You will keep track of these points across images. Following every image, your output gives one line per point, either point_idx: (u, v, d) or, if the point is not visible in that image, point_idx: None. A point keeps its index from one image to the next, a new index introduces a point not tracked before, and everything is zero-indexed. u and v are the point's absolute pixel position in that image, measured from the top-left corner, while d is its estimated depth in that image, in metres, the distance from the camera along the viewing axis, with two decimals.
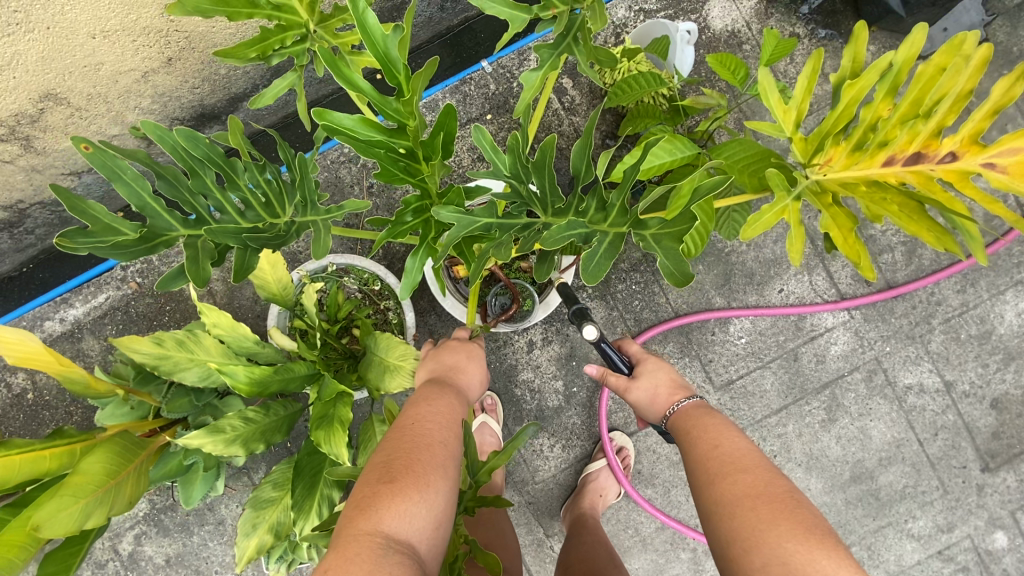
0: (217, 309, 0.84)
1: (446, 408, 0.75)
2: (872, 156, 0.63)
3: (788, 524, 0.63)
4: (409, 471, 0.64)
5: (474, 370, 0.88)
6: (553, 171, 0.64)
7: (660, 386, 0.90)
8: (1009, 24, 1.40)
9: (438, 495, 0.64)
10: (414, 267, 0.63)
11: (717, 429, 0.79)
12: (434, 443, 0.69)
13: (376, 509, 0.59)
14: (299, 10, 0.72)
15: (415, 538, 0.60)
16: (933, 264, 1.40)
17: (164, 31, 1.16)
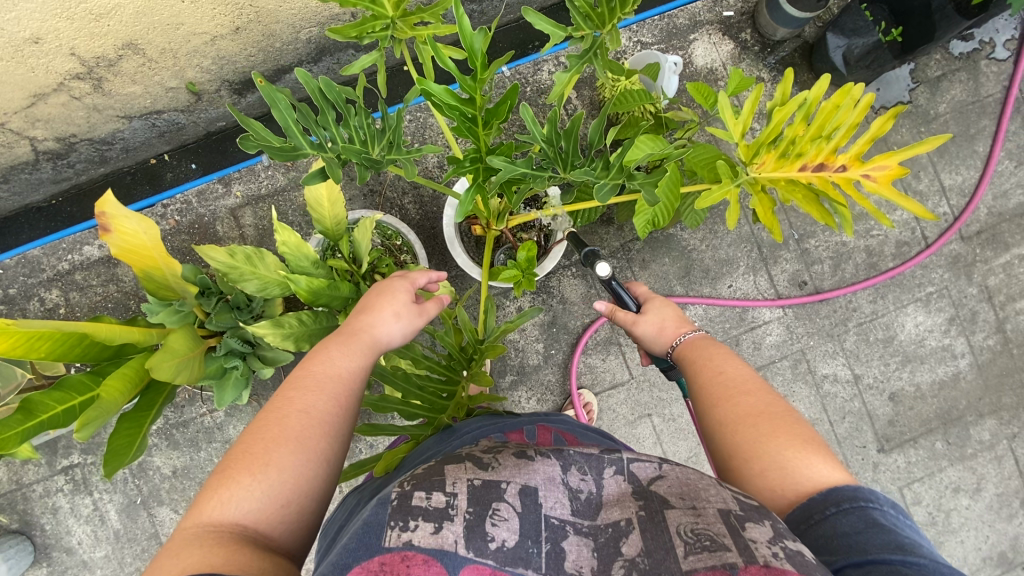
0: (290, 228, 1.03)
1: (315, 378, 0.78)
2: (791, 163, 0.89)
3: (787, 436, 0.76)
4: (246, 456, 0.69)
5: (381, 321, 0.90)
6: (577, 137, 0.88)
7: (667, 320, 1.02)
8: (929, 91, 1.74)
9: (279, 473, 0.68)
10: (467, 198, 0.85)
11: (720, 358, 0.89)
12: (288, 420, 0.72)
13: (205, 498, 0.65)
14: (387, 6, 0.94)
15: (245, 519, 0.64)
16: (853, 276, 1.71)
17: (240, 4, 1.35)
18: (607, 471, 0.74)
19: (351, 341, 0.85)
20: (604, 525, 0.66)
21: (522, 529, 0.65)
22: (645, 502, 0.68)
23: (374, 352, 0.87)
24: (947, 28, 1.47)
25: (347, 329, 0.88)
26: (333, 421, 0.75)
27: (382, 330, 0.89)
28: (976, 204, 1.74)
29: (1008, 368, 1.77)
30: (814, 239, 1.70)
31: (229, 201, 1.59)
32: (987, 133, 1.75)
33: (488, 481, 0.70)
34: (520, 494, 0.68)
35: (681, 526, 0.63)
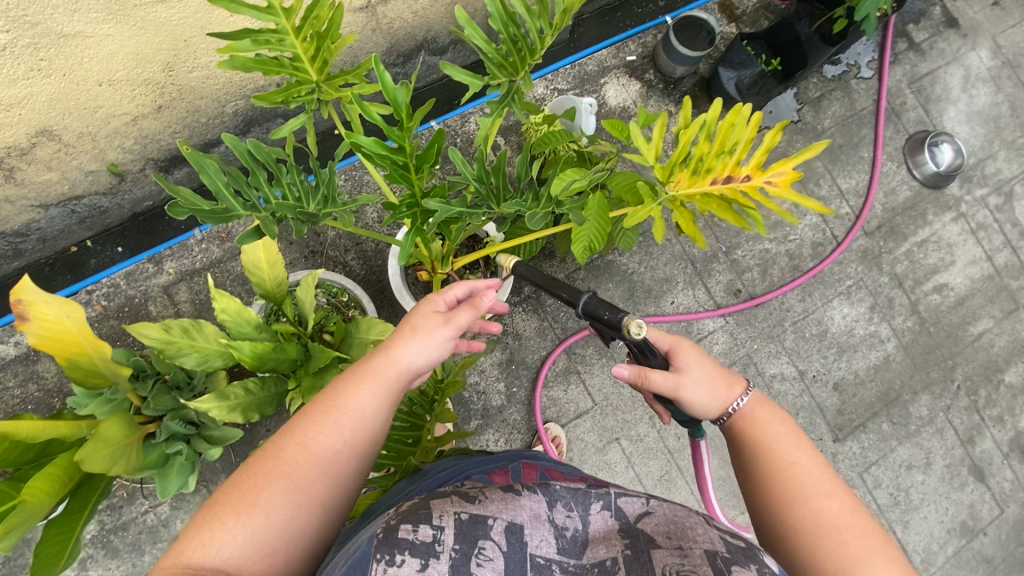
0: (229, 294, 1.00)
1: (322, 413, 0.73)
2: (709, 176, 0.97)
3: (875, 557, 0.69)
4: (237, 493, 0.65)
5: (409, 346, 0.80)
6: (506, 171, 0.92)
7: (715, 382, 0.86)
8: (814, 109, 1.96)
9: (268, 517, 0.65)
10: (407, 242, 0.87)
11: (792, 447, 0.80)
12: (284, 457, 0.68)
13: (188, 534, 0.62)
14: (311, 71, 0.99)
15: (225, 566, 0.61)
16: (781, 279, 1.84)
17: (161, 84, 1.35)
18: (594, 506, 0.72)
19: (367, 371, 0.77)
20: (591, 564, 0.64)
21: (508, 567, 0.62)
22: (630, 541, 0.67)
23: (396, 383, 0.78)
24: (815, 55, 1.74)
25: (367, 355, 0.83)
26: (333, 464, 0.71)
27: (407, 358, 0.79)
28: (871, 203, 1.95)
29: (930, 345, 1.92)
30: (740, 249, 1.83)
31: (161, 278, 1.54)
32: (868, 141, 1.99)
33: (475, 515, 0.67)
34: (506, 532, 0.66)
35: (667, 567, 0.61)
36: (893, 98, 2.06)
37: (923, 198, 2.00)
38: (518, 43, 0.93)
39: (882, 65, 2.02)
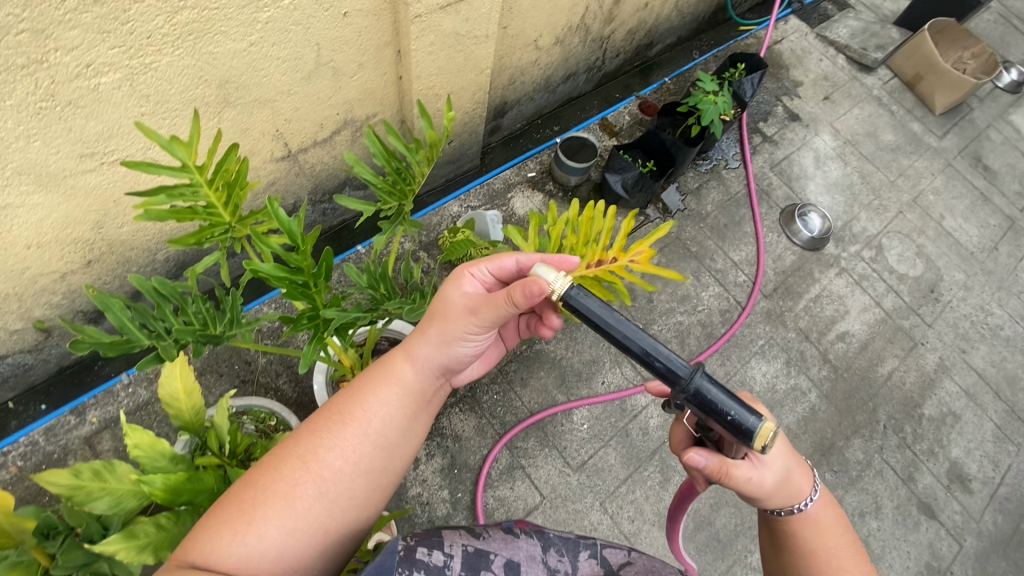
0: (142, 427, 1.01)
1: (326, 428, 0.84)
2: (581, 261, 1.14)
3: None
4: (242, 502, 0.75)
5: (423, 348, 0.95)
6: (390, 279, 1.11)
7: (789, 473, 0.89)
8: (696, 198, 2.27)
9: (265, 528, 0.73)
10: (308, 351, 0.95)
11: (833, 540, 0.87)
12: (286, 470, 0.79)
13: (204, 536, 0.72)
14: (224, 214, 1.12)
15: (233, 562, 0.70)
16: (698, 347, 1.99)
17: (90, 240, 1.45)
18: (583, 554, 0.79)
19: (371, 384, 0.91)
20: None
21: None
22: None
23: (400, 390, 0.92)
24: (682, 155, 2.06)
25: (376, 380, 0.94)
26: (331, 475, 0.81)
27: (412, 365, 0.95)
28: (763, 269, 2.19)
29: (849, 390, 2.06)
30: (655, 325, 1.99)
31: (84, 429, 1.51)
32: (748, 218, 2.28)
33: (480, 548, 0.72)
34: (506, 567, 0.71)
35: None
36: (761, 181, 2.41)
37: (807, 259, 2.27)
38: (404, 174, 1.11)
39: (744, 156, 2.39)
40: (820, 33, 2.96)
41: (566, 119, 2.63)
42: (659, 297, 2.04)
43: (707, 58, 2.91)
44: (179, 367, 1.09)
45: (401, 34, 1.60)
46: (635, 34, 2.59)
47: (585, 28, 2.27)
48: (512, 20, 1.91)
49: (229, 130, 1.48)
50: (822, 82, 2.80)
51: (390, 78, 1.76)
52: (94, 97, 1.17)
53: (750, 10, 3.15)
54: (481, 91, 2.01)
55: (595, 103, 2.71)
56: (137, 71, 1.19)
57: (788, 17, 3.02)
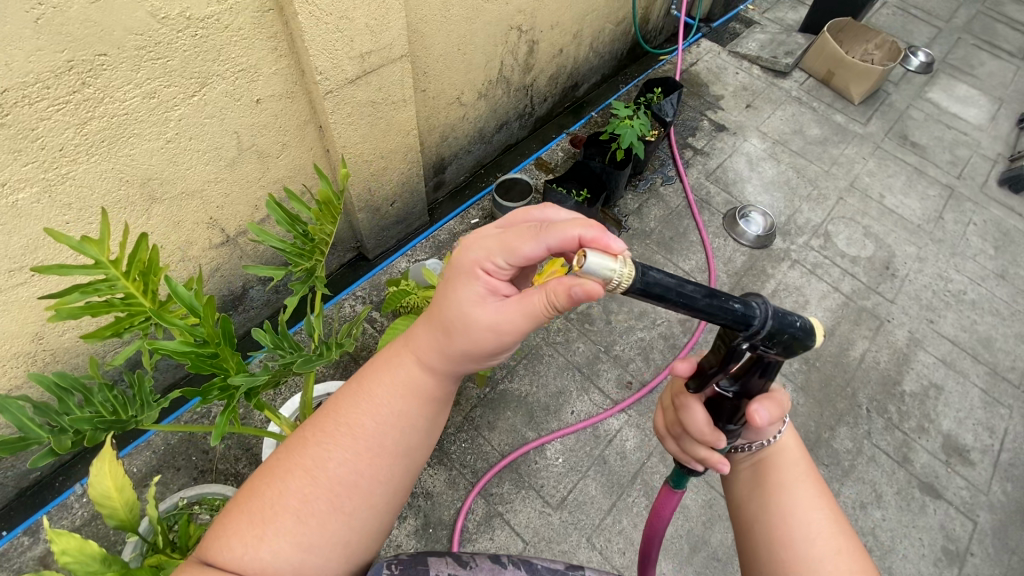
0: (67, 530, 0.98)
1: (329, 432, 0.73)
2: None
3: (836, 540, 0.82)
4: (250, 522, 0.67)
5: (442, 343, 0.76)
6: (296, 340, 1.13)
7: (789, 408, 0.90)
8: (638, 217, 2.34)
9: (275, 546, 0.65)
10: (220, 421, 0.97)
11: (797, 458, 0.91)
12: (292, 484, 0.69)
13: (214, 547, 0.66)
14: (143, 301, 1.14)
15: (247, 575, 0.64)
16: (664, 361, 1.97)
17: (32, 352, 1.45)
18: None
19: (378, 377, 0.77)
20: None
21: None
22: None
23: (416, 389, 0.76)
24: (614, 180, 2.16)
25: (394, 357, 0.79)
26: (344, 486, 0.70)
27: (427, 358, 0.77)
28: (715, 274, 2.21)
29: (824, 380, 2.03)
30: (617, 345, 1.99)
31: (37, 548, 1.49)
32: (692, 228, 2.34)
33: None
34: None
35: None
36: (699, 191, 2.48)
37: (757, 257, 2.31)
38: (311, 236, 1.16)
39: (679, 171, 2.48)
40: (732, 50, 3.15)
41: (506, 166, 2.73)
42: (616, 317, 2.05)
43: (632, 89, 3.08)
44: (107, 463, 1.07)
45: (318, 110, 1.70)
46: (558, 77, 2.74)
47: (505, 79, 2.41)
48: (429, 83, 2.04)
49: (161, 225, 1.53)
50: (743, 92, 2.94)
51: (317, 153, 1.84)
52: (13, 214, 1.22)
53: (665, 40, 3.36)
54: (412, 151, 2.10)
55: (533, 145, 2.83)
56: (53, 183, 1.24)
57: (699, 41, 3.22)
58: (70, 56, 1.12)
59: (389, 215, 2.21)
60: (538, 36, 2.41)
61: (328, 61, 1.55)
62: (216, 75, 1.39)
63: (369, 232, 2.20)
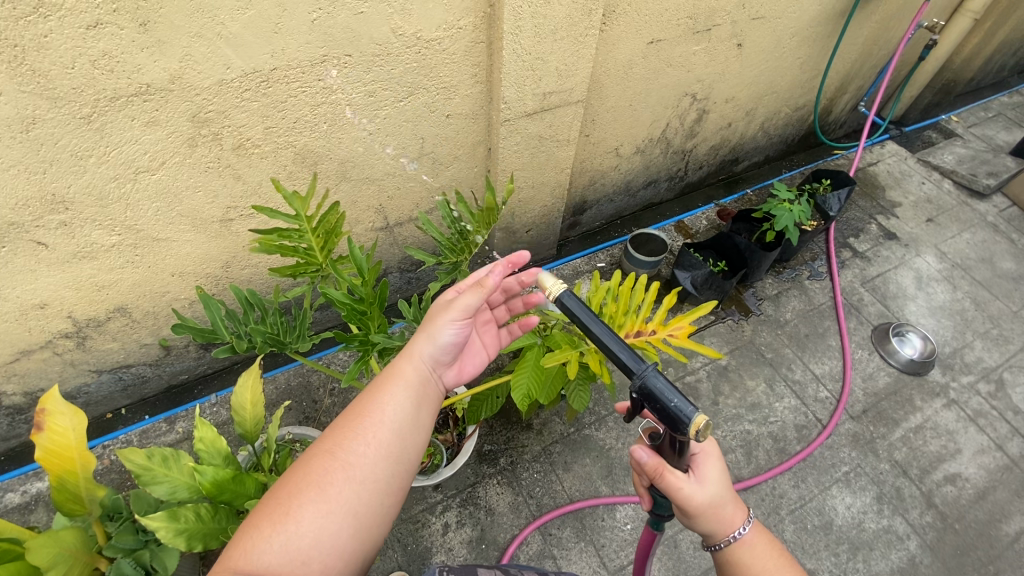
0: (209, 423, 1.18)
1: (343, 423, 0.82)
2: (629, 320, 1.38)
3: None
4: (277, 499, 0.74)
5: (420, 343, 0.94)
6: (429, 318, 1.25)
7: (722, 502, 0.85)
8: (773, 304, 2.20)
9: (301, 517, 0.72)
10: (352, 369, 1.12)
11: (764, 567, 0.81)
12: (312, 466, 0.77)
13: (237, 545, 0.70)
14: (318, 257, 1.34)
15: (272, 557, 0.69)
16: (768, 462, 1.80)
17: (218, 276, 1.74)
18: None
19: (382, 380, 0.88)
20: None
21: None
22: None
23: (414, 385, 0.90)
24: (757, 259, 2.08)
25: (391, 367, 0.92)
26: (358, 465, 0.78)
27: (416, 367, 0.93)
28: (850, 387, 1.99)
29: (963, 548, 1.69)
30: (719, 429, 1.86)
31: (170, 436, 1.80)
32: (833, 331, 2.14)
33: None
34: None
35: None
36: (850, 295, 2.28)
37: (905, 384, 2.04)
38: (466, 235, 1.29)
39: (831, 269, 2.31)
40: (921, 158, 2.90)
41: (644, 222, 2.74)
42: (724, 400, 1.92)
43: (796, 176, 2.95)
44: (252, 379, 1.26)
45: (492, 134, 1.88)
46: (719, 149, 2.72)
47: (666, 140, 2.45)
48: (594, 130, 2.15)
49: (342, 200, 1.78)
50: (925, 205, 2.68)
51: (481, 170, 2.03)
52: (247, 164, 1.50)
53: (844, 135, 3.20)
54: (560, 188, 2.21)
55: (676, 209, 2.82)
56: (279, 146, 1.52)
57: (885, 142, 3.01)
58: (326, 52, 1.38)
59: (523, 240, 2.33)
60: (710, 107, 2.43)
61: (515, 92, 1.72)
62: (423, 88, 1.62)
63: (501, 251, 2.33)
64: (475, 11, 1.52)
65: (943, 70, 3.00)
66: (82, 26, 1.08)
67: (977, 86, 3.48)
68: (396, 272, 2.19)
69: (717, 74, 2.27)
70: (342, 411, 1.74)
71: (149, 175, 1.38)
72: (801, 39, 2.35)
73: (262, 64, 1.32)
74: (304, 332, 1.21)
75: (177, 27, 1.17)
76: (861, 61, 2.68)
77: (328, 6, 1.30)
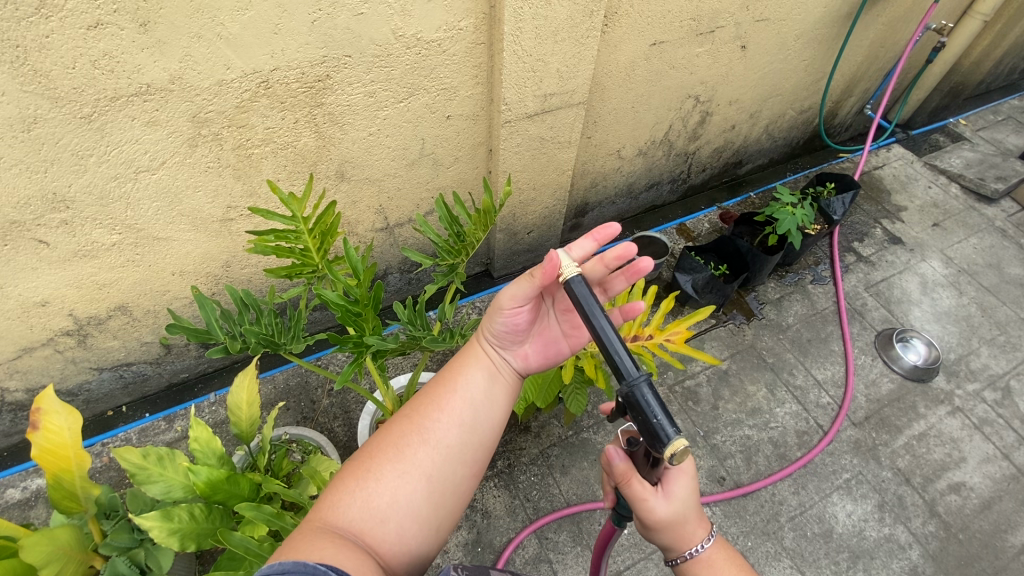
0: (204, 423, 1.18)
1: (423, 396, 0.87)
2: (626, 325, 1.39)
3: None
4: (359, 463, 0.79)
5: (486, 324, 0.94)
6: (425, 321, 1.25)
7: (687, 518, 0.85)
8: (775, 308, 2.19)
9: (382, 477, 0.76)
10: (345, 371, 1.12)
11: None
12: (393, 434, 0.82)
13: (319, 505, 0.74)
14: (315, 257, 1.33)
15: (353, 512, 0.72)
16: (768, 468, 1.78)
17: (218, 276, 1.74)
18: None
19: (457, 361, 0.93)
20: None
21: None
22: None
23: (490, 361, 0.94)
24: (759, 263, 2.06)
25: (466, 349, 0.96)
26: (434, 433, 0.82)
27: (489, 347, 0.95)
28: (852, 393, 1.97)
29: (966, 557, 1.67)
30: (719, 434, 1.84)
31: (169, 434, 1.81)
32: (836, 336, 2.12)
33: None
34: None
35: None
36: (853, 300, 2.26)
37: (908, 391, 2.01)
38: (463, 237, 1.29)
39: (835, 273, 2.29)
40: (928, 162, 2.87)
41: (647, 224, 2.73)
42: (725, 405, 1.91)
43: (800, 179, 2.93)
44: (247, 379, 1.26)
45: (493, 135, 1.87)
46: (722, 152, 2.70)
47: (668, 143, 2.44)
48: (596, 131, 2.14)
49: (342, 201, 1.78)
50: (932, 209, 2.64)
51: (482, 172, 2.02)
52: (247, 164, 1.51)
53: (849, 138, 3.18)
54: (561, 190, 2.20)
55: (679, 211, 2.80)
56: (279, 146, 1.52)
57: (891, 146, 2.99)
58: (326, 53, 1.38)
59: (523, 242, 2.33)
60: (714, 109, 2.42)
61: (515, 94, 1.72)
62: (423, 89, 1.62)
63: (501, 253, 2.32)
64: (475, 12, 1.52)
65: (952, 73, 2.97)
66: (83, 26, 1.09)
67: (986, 89, 3.44)
68: (396, 273, 2.19)
69: (721, 76, 2.26)
70: (340, 411, 1.75)
71: (149, 175, 1.39)
72: (806, 41, 2.33)
73: (262, 65, 1.32)
74: (298, 334, 1.21)
75: (177, 27, 1.17)
76: (866, 63, 2.66)
77: (328, 8, 1.30)
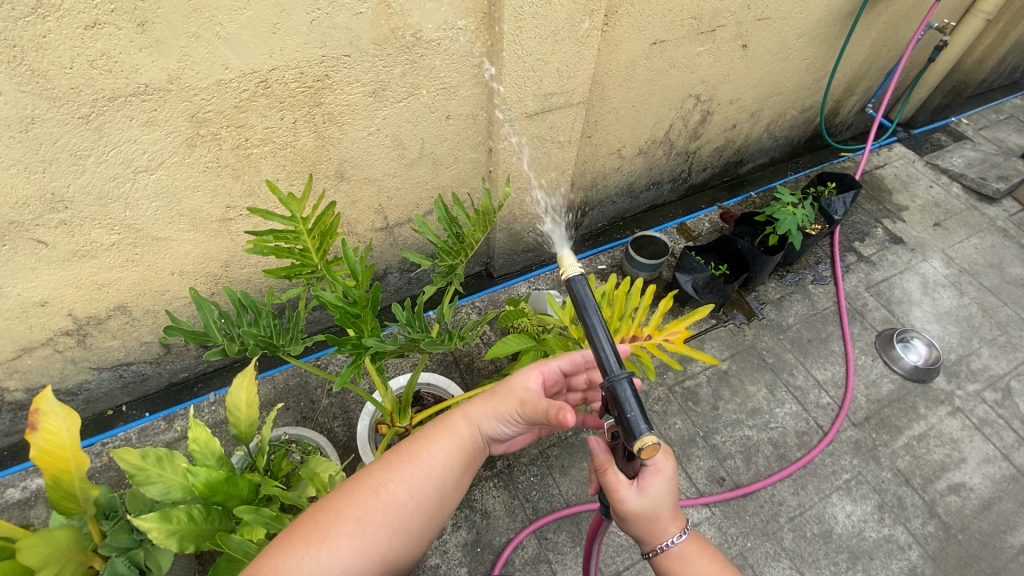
0: (202, 424, 1.18)
1: (393, 466, 0.91)
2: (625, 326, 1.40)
3: None
4: (318, 523, 0.81)
5: (480, 412, 1.01)
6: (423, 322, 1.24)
7: (660, 514, 0.85)
8: (775, 307, 2.18)
9: (337, 546, 0.79)
10: (344, 373, 1.12)
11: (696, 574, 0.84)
12: (357, 499, 0.85)
13: (269, 559, 0.76)
14: (314, 258, 1.33)
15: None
16: (767, 469, 1.78)
17: (218, 275, 1.74)
18: None
19: (433, 432, 0.98)
20: None
21: None
22: None
23: (462, 441, 1.00)
24: (758, 263, 2.06)
25: (444, 421, 1.01)
26: (395, 508, 0.86)
27: (468, 428, 1.01)
28: (852, 394, 1.97)
29: (965, 558, 1.67)
30: (718, 435, 1.84)
31: (168, 434, 1.81)
32: (836, 336, 2.12)
33: None
34: None
35: None
36: (854, 300, 2.25)
37: (909, 391, 2.01)
38: (462, 237, 1.29)
39: (835, 272, 2.28)
40: (930, 161, 2.86)
41: (647, 224, 2.72)
42: (724, 406, 1.90)
43: (801, 178, 2.92)
44: (246, 380, 1.26)
45: (493, 135, 1.87)
46: (723, 151, 2.69)
47: (669, 142, 2.43)
48: (596, 131, 2.14)
49: (342, 201, 1.78)
50: (933, 208, 2.64)
51: (482, 171, 2.02)
52: (246, 164, 1.50)
53: (851, 137, 3.17)
54: (561, 190, 2.20)
55: (679, 211, 2.80)
56: (278, 146, 1.52)
57: (892, 145, 2.97)
58: (325, 52, 1.37)
59: (523, 242, 2.32)
60: (714, 108, 2.41)
61: (516, 93, 1.71)
62: (423, 89, 1.61)
63: (501, 252, 2.32)
64: (475, 11, 1.51)
65: (954, 71, 2.96)
66: (80, 26, 1.09)
67: (988, 87, 3.43)
68: (396, 273, 2.19)
69: (722, 75, 2.25)
70: (339, 412, 1.75)
71: (148, 175, 1.38)
72: (807, 40, 2.32)
73: (261, 65, 1.32)
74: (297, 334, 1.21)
75: (175, 27, 1.16)
76: (868, 62, 2.65)
77: (327, 7, 1.30)
